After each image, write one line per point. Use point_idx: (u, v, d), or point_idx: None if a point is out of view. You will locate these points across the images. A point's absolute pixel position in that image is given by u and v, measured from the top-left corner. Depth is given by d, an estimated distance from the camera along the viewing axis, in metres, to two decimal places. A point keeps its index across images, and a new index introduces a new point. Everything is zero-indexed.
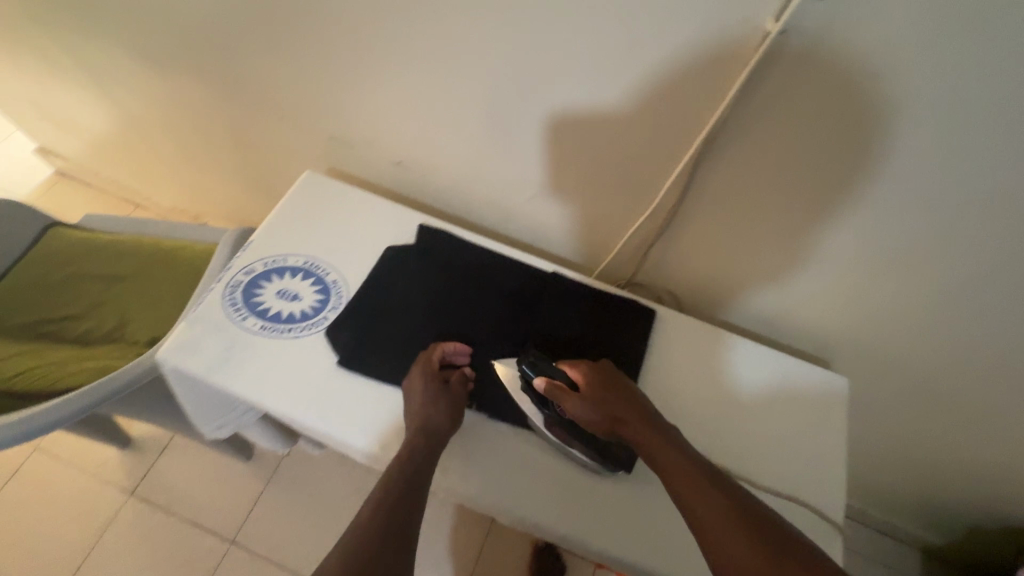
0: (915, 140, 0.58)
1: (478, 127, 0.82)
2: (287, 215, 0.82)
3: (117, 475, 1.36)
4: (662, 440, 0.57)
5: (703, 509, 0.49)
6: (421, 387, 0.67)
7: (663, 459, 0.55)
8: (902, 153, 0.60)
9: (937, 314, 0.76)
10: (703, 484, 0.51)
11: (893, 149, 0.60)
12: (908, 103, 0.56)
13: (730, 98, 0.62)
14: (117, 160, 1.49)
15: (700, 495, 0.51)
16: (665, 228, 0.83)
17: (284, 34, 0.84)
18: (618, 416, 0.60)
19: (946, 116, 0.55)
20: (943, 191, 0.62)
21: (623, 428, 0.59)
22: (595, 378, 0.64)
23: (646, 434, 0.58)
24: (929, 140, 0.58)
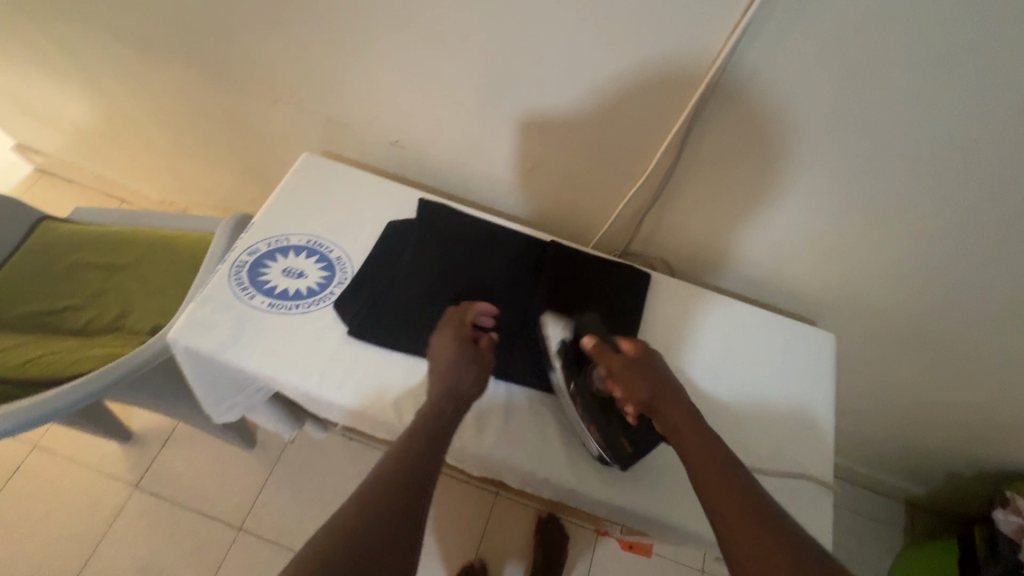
0: (892, 103, 0.62)
1: (472, 102, 0.83)
2: (286, 195, 0.83)
3: (120, 469, 1.36)
4: (707, 449, 0.56)
5: (742, 536, 0.48)
6: (451, 347, 0.68)
7: (702, 471, 0.55)
8: (881, 116, 0.63)
9: (916, 270, 0.81)
10: (745, 510, 0.50)
11: (873, 112, 0.63)
12: (886, 67, 0.59)
13: (719, 64, 0.64)
14: (100, 153, 1.47)
15: (739, 519, 0.50)
16: (659, 196, 0.85)
17: (272, 18, 0.84)
18: (648, 396, 0.63)
19: (922, 79, 0.58)
20: (920, 152, 0.65)
21: (654, 408, 0.62)
22: (642, 355, 0.66)
23: (689, 440, 0.58)
24: (905, 102, 0.61)
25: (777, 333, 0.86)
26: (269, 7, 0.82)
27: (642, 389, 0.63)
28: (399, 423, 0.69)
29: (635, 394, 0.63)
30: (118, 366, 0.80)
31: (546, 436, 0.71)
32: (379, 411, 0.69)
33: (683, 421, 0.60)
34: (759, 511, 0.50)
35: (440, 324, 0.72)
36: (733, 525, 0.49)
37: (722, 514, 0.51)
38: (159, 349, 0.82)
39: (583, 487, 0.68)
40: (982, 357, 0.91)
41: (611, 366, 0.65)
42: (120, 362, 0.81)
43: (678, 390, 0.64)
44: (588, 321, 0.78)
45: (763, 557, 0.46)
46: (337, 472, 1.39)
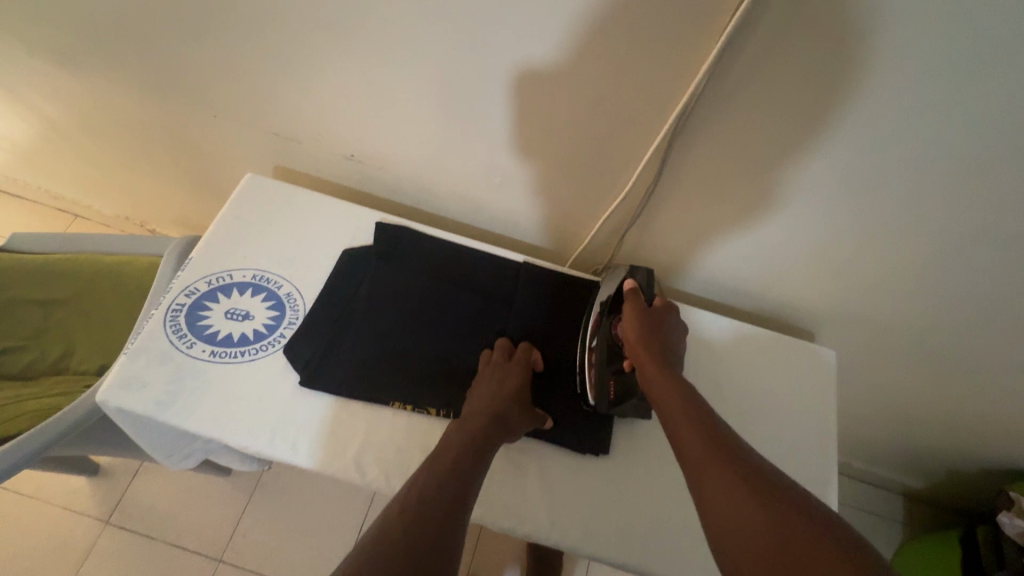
0: (904, 110, 0.54)
1: (433, 113, 0.75)
2: (228, 224, 0.75)
3: (89, 504, 1.28)
4: (687, 399, 0.55)
5: (712, 481, 0.47)
6: (512, 389, 0.64)
7: (674, 416, 0.54)
8: (890, 124, 0.56)
9: (920, 284, 0.75)
10: (719, 455, 0.49)
11: (881, 119, 0.56)
12: (897, 71, 0.51)
13: (704, 70, 0.56)
14: (44, 169, 1.36)
15: (710, 465, 0.48)
16: (643, 209, 0.78)
17: (201, 25, 0.74)
18: (655, 344, 0.61)
19: (938, 84, 0.51)
20: (931, 164, 0.58)
21: (643, 355, 0.61)
22: (666, 313, 0.66)
23: (664, 389, 0.57)
24: (917, 109, 0.53)
25: (776, 356, 0.81)
26: (196, 12, 0.72)
27: (650, 336, 0.62)
28: (365, 481, 0.62)
29: (644, 336, 0.62)
30: (43, 430, 0.72)
31: (526, 485, 0.65)
32: (338, 471, 0.62)
33: (667, 372, 0.59)
34: (733, 459, 0.49)
35: (498, 360, 0.67)
36: (704, 471, 0.48)
37: (695, 460, 0.50)
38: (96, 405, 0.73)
39: (567, 541, 0.62)
40: (988, 367, 0.86)
41: (633, 309, 0.65)
42: (52, 423, 0.72)
43: (675, 352, 0.63)
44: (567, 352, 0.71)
45: (735, 498, 0.45)
46: (317, 496, 1.33)
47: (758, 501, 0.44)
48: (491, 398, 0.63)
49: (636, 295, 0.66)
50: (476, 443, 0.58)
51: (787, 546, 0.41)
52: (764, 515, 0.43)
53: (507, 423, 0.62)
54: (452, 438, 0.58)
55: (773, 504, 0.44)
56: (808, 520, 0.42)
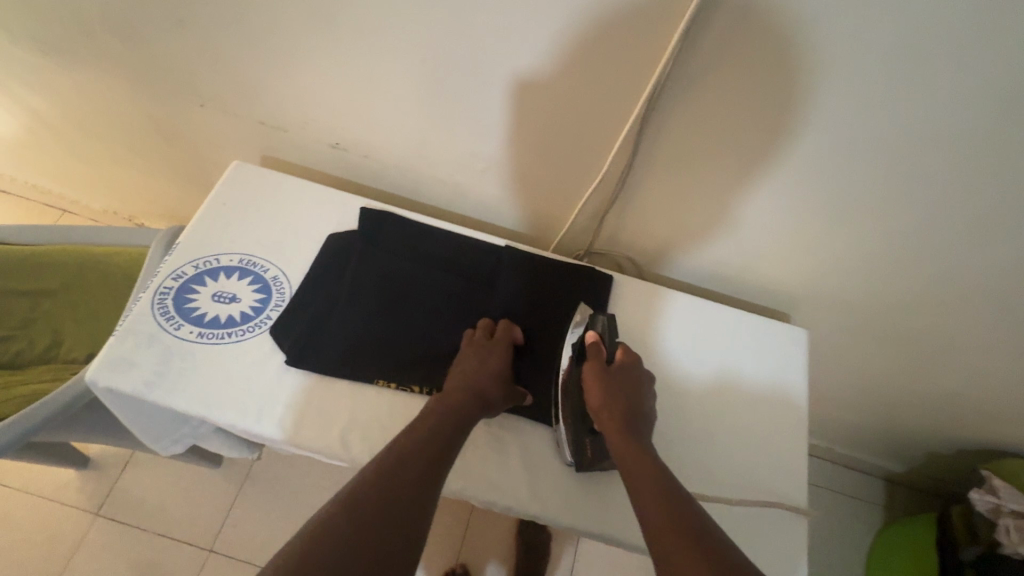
0: (861, 90, 0.57)
1: (414, 100, 0.77)
2: (214, 210, 0.76)
3: (79, 497, 1.28)
4: (653, 479, 0.54)
5: (684, 573, 0.44)
6: (493, 367, 0.66)
7: (644, 501, 0.52)
8: (850, 103, 0.58)
9: (884, 266, 0.78)
10: (689, 543, 0.46)
11: (841, 99, 0.58)
12: (854, 50, 0.53)
13: (670, 54, 0.58)
14: (32, 162, 1.36)
15: (677, 554, 0.46)
16: (619, 195, 0.80)
17: (184, 14, 0.75)
18: (621, 412, 0.61)
19: (892, 63, 0.53)
20: (891, 143, 0.61)
21: (612, 425, 0.60)
22: (632, 371, 0.66)
23: (634, 468, 0.56)
24: (874, 89, 0.56)
25: (751, 339, 0.84)
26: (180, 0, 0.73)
27: (615, 404, 0.62)
28: (349, 457, 0.64)
29: (608, 404, 0.61)
30: (26, 417, 0.72)
31: (506, 459, 0.67)
32: (323, 448, 0.64)
33: (636, 448, 0.58)
34: (706, 548, 0.45)
35: (480, 338, 0.69)
36: (672, 562, 0.45)
37: (664, 548, 0.47)
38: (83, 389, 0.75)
39: (547, 513, 0.64)
40: (957, 345, 0.89)
41: (595, 371, 0.64)
42: (39, 406, 0.73)
43: (643, 417, 0.62)
44: (547, 333, 0.73)
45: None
46: (307, 486, 1.34)
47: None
48: (473, 375, 0.65)
49: (598, 355, 0.65)
50: (457, 416, 0.60)
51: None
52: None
53: (486, 397, 0.64)
54: (432, 410, 0.60)
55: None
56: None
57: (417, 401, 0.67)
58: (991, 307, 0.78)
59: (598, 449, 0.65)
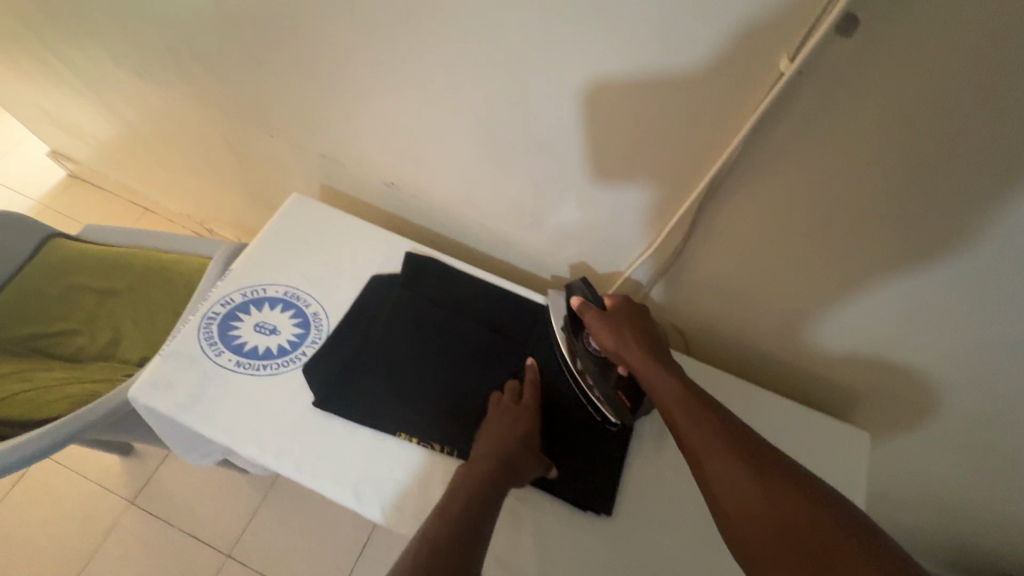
0: (957, 192, 0.51)
1: (472, 151, 0.77)
2: (269, 240, 0.79)
3: (118, 483, 1.35)
4: (675, 385, 0.56)
5: (713, 463, 0.49)
6: (519, 427, 0.64)
7: (670, 406, 0.55)
8: (942, 203, 0.52)
9: (963, 379, 0.70)
10: (714, 436, 0.51)
11: (938, 197, 0.52)
12: (962, 148, 0.48)
13: (740, 136, 0.56)
14: (124, 166, 1.47)
15: (707, 448, 0.50)
16: (671, 265, 0.76)
17: (268, 53, 0.80)
18: (630, 341, 0.61)
19: (998, 168, 0.47)
20: (1005, 257, 0.53)
21: (627, 353, 0.61)
22: (629, 305, 0.66)
23: (655, 380, 0.58)
24: (970, 194, 0.50)
25: (799, 438, 0.78)
26: (267, 40, 0.77)
27: (623, 336, 0.62)
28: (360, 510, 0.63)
29: (618, 338, 0.62)
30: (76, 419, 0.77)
31: (520, 536, 0.63)
32: (336, 497, 0.63)
33: (653, 362, 0.59)
34: (729, 438, 0.50)
35: (505, 399, 0.67)
36: (702, 457, 0.50)
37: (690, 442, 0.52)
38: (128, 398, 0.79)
39: None
40: None
41: (595, 316, 0.64)
42: (88, 410, 0.78)
43: (656, 337, 0.63)
44: (577, 403, 0.70)
45: (733, 480, 0.47)
46: (326, 505, 1.35)
47: (753, 478, 0.47)
48: (498, 439, 0.62)
49: (591, 306, 0.66)
50: (487, 486, 0.57)
51: (790, 523, 0.43)
52: (763, 495, 0.45)
53: (517, 462, 0.61)
54: (458, 481, 0.58)
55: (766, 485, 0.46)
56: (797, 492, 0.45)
57: (436, 459, 0.65)
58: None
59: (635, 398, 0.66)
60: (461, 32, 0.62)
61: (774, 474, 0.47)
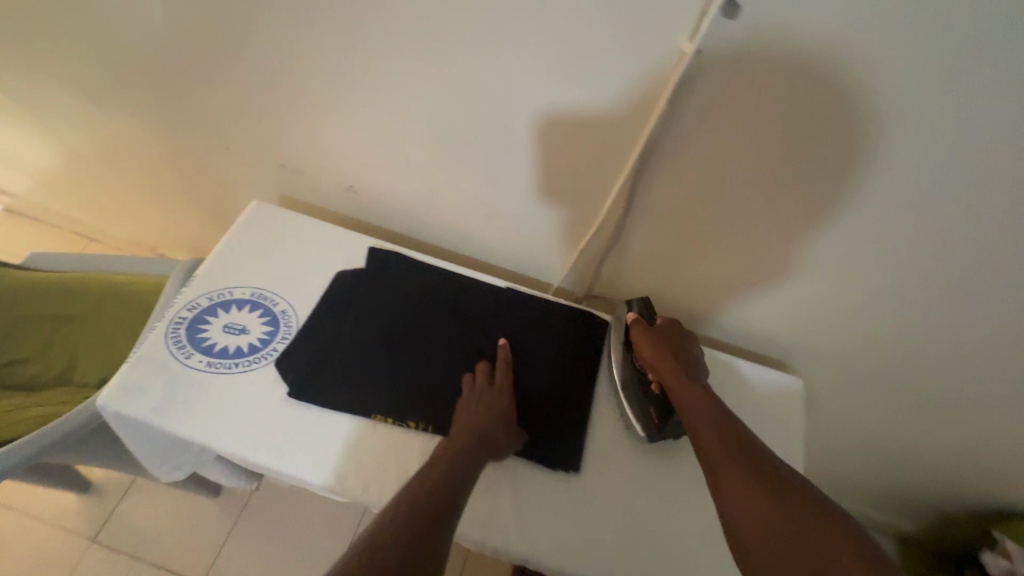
0: (840, 145, 0.60)
1: (424, 149, 0.82)
2: (231, 246, 0.81)
3: (76, 522, 1.28)
4: (709, 413, 0.61)
5: (733, 486, 0.53)
6: (494, 403, 0.69)
7: (700, 430, 0.60)
8: (831, 157, 0.62)
9: (874, 320, 0.80)
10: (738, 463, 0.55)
11: (827, 152, 0.61)
12: (839, 108, 0.57)
13: (659, 113, 0.63)
14: (66, 195, 1.43)
15: (730, 472, 0.55)
16: (616, 242, 0.83)
17: (219, 66, 0.82)
18: (676, 364, 0.68)
19: (867, 121, 0.57)
20: (893, 197, 0.63)
21: (670, 372, 0.67)
22: (678, 333, 0.72)
23: (691, 406, 0.63)
24: (849, 147, 0.60)
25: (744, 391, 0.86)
26: (217, 53, 0.80)
27: (669, 356, 0.69)
28: (341, 491, 0.65)
29: (663, 356, 0.69)
30: (32, 441, 0.75)
31: (496, 501, 0.67)
32: (319, 482, 0.65)
33: (693, 390, 0.65)
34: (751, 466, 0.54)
35: (477, 375, 0.72)
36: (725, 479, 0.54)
37: (715, 466, 0.56)
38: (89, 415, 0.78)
39: (534, 555, 0.64)
40: (952, 400, 0.89)
41: (647, 334, 0.72)
42: (43, 433, 0.76)
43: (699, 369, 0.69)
44: (541, 373, 0.75)
45: (752, 502, 0.51)
46: (302, 522, 1.33)
47: (771, 502, 0.50)
48: (477, 415, 0.67)
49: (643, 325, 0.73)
50: (461, 456, 0.62)
51: (792, 541, 0.47)
52: (779, 513, 0.49)
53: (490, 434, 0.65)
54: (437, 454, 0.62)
55: (771, 504, 0.50)
56: (802, 517, 0.49)
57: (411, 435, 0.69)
58: (994, 361, 0.78)
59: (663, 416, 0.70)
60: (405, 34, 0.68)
61: (793, 502, 0.50)
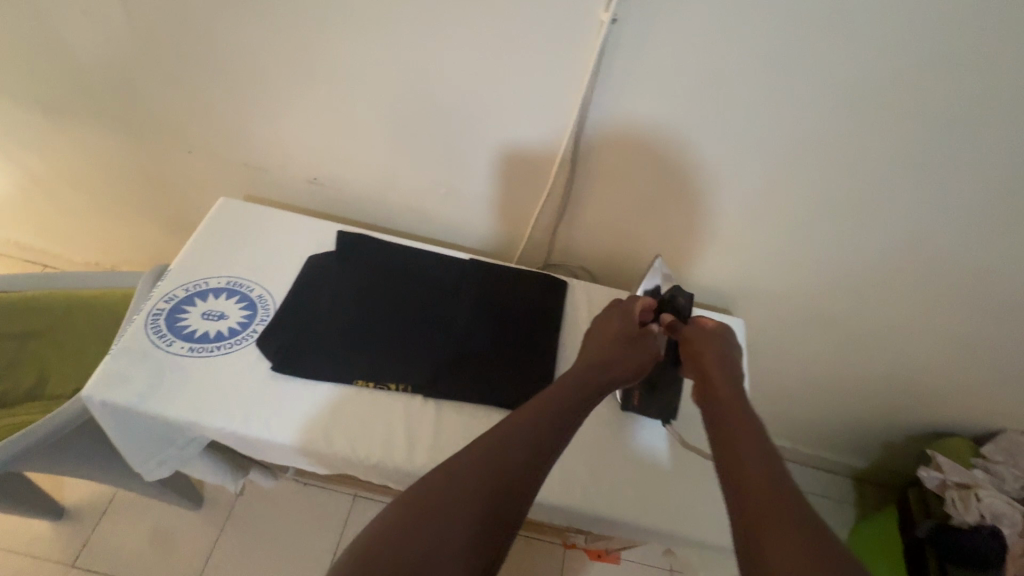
0: (744, 91, 0.70)
1: (381, 134, 0.88)
2: (203, 240, 0.84)
3: (53, 548, 1.26)
4: (752, 434, 0.56)
5: (765, 519, 0.47)
6: (615, 340, 0.73)
7: (739, 449, 0.55)
8: (739, 103, 0.72)
9: (796, 251, 0.91)
10: (777, 499, 0.48)
11: (733, 99, 0.71)
12: (737, 56, 0.67)
13: (588, 75, 0.72)
14: (15, 219, 1.41)
15: (763, 502, 0.48)
16: (567, 207, 0.91)
17: (175, 68, 0.86)
18: (720, 372, 0.66)
19: (759, 66, 0.68)
20: (794, 133, 0.74)
21: (711, 376, 0.66)
22: (724, 342, 0.71)
23: (733, 419, 0.59)
24: (752, 92, 0.70)
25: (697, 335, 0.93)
26: (173, 56, 0.84)
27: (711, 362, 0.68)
28: (331, 450, 0.69)
29: (705, 359, 0.68)
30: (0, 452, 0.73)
31: None
32: (309, 446, 0.69)
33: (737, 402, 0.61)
34: (790, 504, 0.48)
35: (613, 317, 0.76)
36: (755, 507, 0.48)
37: (747, 489, 0.50)
38: (59, 421, 0.76)
39: None
40: (870, 324, 1.01)
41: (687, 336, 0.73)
42: (10, 443, 0.74)
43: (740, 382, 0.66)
44: (509, 332, 0.82)
45: (783, 542, 0.44)
46: (289, 523, 1.34)
47: (808, 548, 0.43)
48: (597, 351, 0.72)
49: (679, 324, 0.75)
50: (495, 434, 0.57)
51: None
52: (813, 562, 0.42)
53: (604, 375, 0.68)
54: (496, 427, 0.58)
55: (767, 513, 0.47)
56: (799, 516, 0.46)
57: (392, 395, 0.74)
58: (898, 278, 0.91)
59: (644, 400, 0.79)
60: (351, 22, 0.74)
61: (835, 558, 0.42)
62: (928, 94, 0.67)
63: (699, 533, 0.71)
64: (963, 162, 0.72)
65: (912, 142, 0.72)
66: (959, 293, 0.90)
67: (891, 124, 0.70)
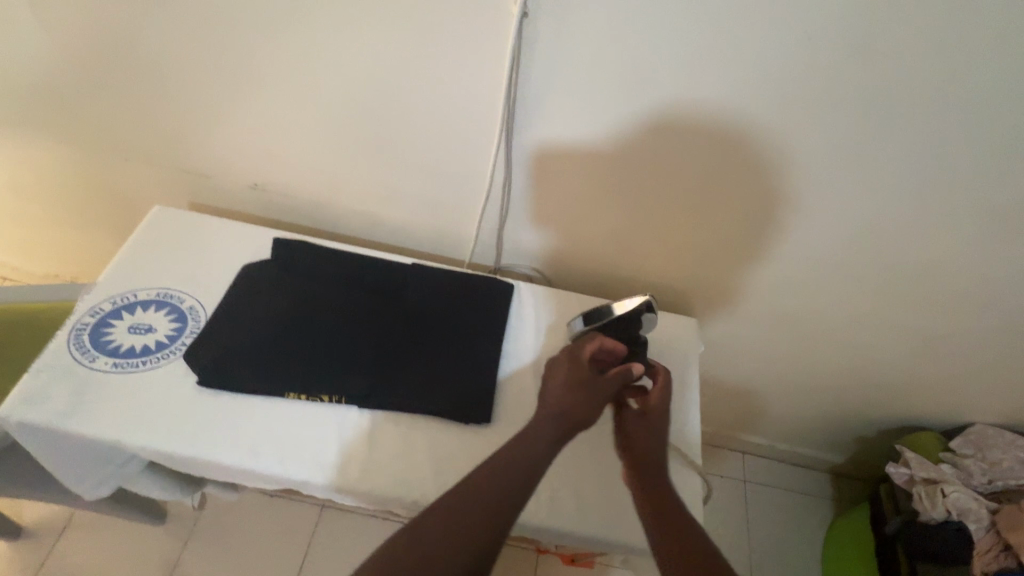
0: (674, 79, 0.68)
1: (315, 136, 0.85)
2: (133, 251, 0.81)
3: (10, 568, 1.23)
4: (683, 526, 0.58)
5: None
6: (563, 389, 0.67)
7: (671, 541, 0.57)
8: (671, 90, 0.70)
9: (746, 246, 0.89)
10: None
11: (664, 86, 0.70)
12: (659, 42, 0.65)
13: (512, 64, 0.70)
14: None
15: None
16: (512, 206, 0.89)
17: (98, 73, 0.83)
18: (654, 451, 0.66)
19: (682, 53, 0.66)
20: (727, 122, 0.72)
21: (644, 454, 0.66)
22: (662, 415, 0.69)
23: (665, 505, 0.61)
24: (681, 79, 0.68)
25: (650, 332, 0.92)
26: (94, 60, 0.82)
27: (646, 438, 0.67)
28: (258, 464, 0.67)
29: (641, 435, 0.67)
30: None
31: (412, 455, 0.70)
32: (235, 462, 0.67)
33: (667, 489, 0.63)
34: None
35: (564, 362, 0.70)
36: None
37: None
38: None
39: None
40: (828, 317, 1.00)
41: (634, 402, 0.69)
42: None
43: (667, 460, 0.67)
44: (450, 337, 0.79)
45: None
46: (256, 535, 1.32)
47: None
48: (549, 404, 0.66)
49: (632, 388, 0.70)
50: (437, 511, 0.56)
51: None
52: None
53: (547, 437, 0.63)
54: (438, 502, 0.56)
55: None
56: None
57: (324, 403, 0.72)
58: (850, 269, 0.89)
59: None
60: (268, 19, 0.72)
61: None
62: (857, 79, 0.65)
63: (642, 540, 0.69)
64: (902, 149, 0.71)
65: (846, 129, 0.70)
66: (912, 283, 0.89)
67: (822, 112, 0.69)
